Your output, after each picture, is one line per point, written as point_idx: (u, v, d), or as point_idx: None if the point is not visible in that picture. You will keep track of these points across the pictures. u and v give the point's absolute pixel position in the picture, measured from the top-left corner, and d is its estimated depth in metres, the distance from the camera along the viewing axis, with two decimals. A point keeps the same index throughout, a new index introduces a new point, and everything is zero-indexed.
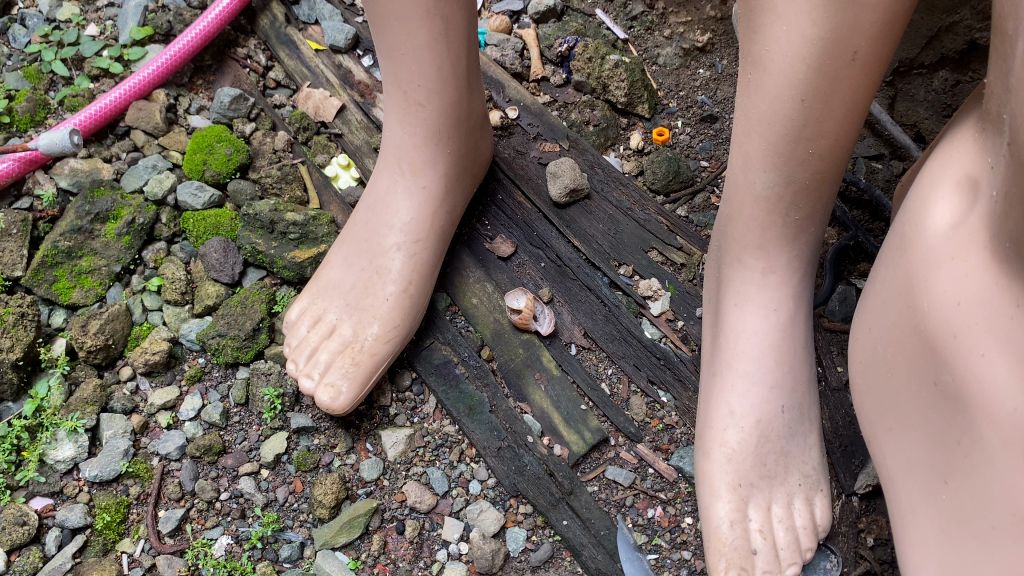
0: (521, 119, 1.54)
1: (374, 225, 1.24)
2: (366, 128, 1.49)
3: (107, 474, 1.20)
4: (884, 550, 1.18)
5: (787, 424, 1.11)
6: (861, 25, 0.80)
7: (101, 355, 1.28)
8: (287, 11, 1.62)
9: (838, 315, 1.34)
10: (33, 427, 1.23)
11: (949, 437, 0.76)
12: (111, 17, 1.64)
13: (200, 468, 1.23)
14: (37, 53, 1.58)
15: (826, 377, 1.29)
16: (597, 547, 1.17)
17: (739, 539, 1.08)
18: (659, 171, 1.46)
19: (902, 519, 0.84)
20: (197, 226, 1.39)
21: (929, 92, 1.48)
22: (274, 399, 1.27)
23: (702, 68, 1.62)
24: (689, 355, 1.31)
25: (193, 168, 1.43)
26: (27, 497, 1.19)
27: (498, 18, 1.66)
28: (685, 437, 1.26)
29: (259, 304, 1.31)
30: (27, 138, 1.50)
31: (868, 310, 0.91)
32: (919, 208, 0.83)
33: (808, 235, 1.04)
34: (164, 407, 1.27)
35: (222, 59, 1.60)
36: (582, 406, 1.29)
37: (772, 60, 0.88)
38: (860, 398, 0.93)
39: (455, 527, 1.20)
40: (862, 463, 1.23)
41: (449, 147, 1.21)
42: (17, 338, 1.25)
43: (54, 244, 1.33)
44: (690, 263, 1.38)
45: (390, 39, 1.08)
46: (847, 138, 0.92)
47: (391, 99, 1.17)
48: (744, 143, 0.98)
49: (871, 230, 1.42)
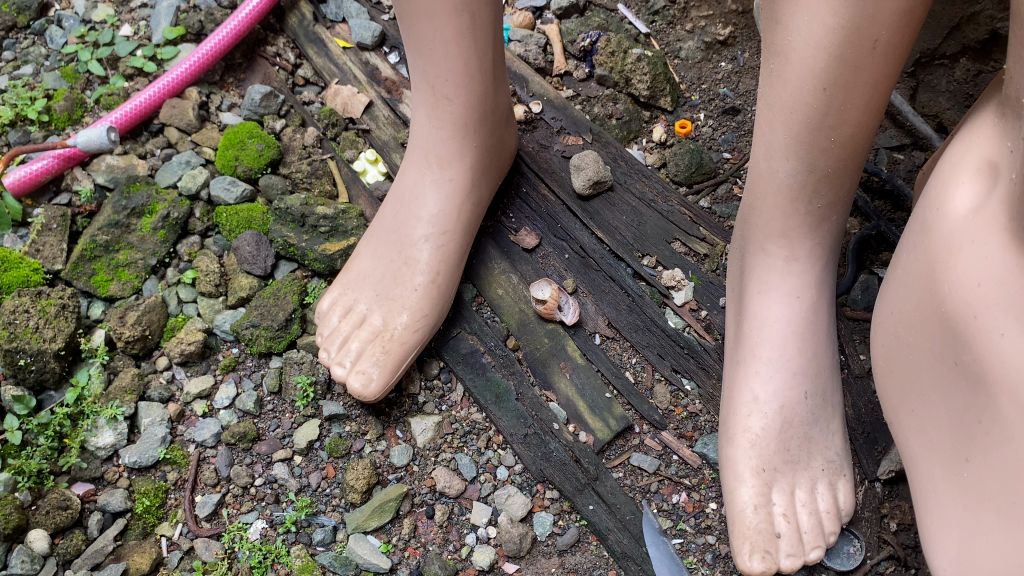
0: (545, 113, 1.56)
1: (402, 217, 1.27)
2: (393, 124, 1.52)
3: (146, 460, 1.24)
4: (907, 535, 1.19)
5: (810, 410, 1.13)
6: (881, 15, 0.81)
7: (138, 346, 1.32)
8: (315, 9, 1.65)
9: (861, 304, 1.36)
10: (74, 414, 1.28)
11: (970, 416, 0.78)
12: (144, 17, 1.68)
13: (235, 455, 1.26)
14: (73, 54, 1.63)
15: (849, 365, 1.30)
16: (623, 531, 1.19)
17: (763, 522, 1.10)
18: (682, 163, 1.49)
19: (925, 499, 0.86)
20: (230, 220, 1.42)
21: (950, 82, 1.48)
22: (306, 387, 1.30)
23: (724, 61, 1.64)
24: (713, 344, 1.33)
25: (225, 164, 1.47)
26: (69, 483, 1.23)
27: (521, 15, 1.69)
28: (709, 424, 1.28)
29: (291, 296, 1.34)
30: (65, 136, 1.54)
31: (891, 295, 0.92)
32: (942, 194, 0.85)
33: (830, 222, 1.05)
34: (199, 395, 1.31)
35: (252, 57, 1.63)
36: (607, 394, 1.31)
37: (793, 50, 0.89)
38: (883, 382, 0.94)
39: (483, 512, 1.22)
40: (885, 449, 1.24)
41: (476, 140, 1.23)
42: (58, 328, 1.29)
43: (92, 239, 1.38)
44: (713, 254, 1.40)
45: (418, 34, 1.10)
46: (868, 126, 0.93)
47: (420, 93, 1.20)
48: (766, 132, 1.00)
49: (893, 220, 1.43)
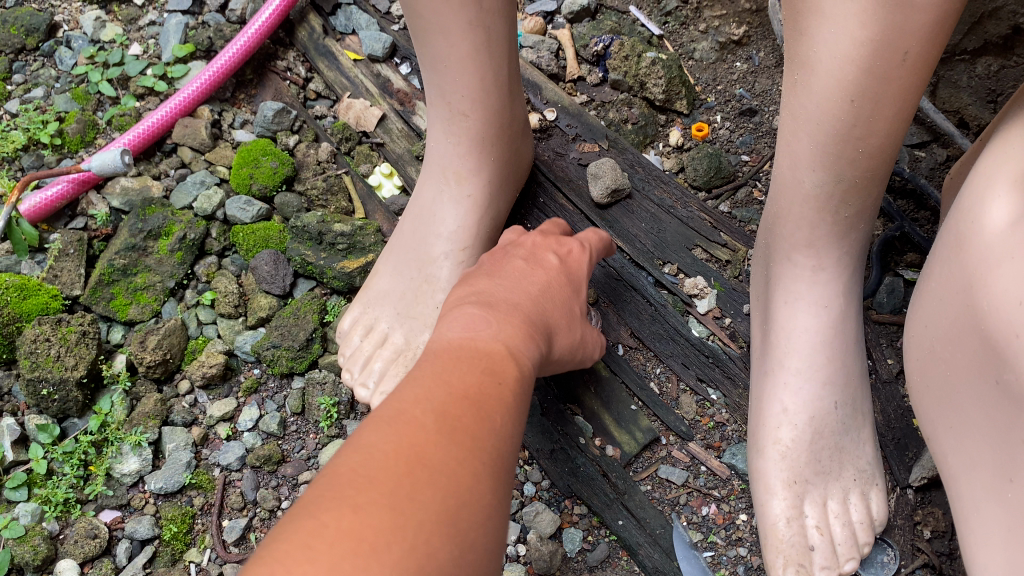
0: (559, 121, 1.54)
1: (421, 234, 1.25)
2: (407, 137, 1.50)
3: (172, 486, 1.23)
4: (942, 543, 1.17)
5: (841, 420, 1.11)
6: (911, 26, 0.80)
7: (160, 369, 1.31)
8: (324, 22, 1.64)
9: (887, 306, 1.34)
10: (98, 442, 1.27)
11: (1012, 435, 0.76)
12: (153, 35, 1.67)
13: (261, 478, 1.26)
14: (84, 75, 1.62)
15: (877, 370, 1.28)
16: (653, 546, 1.19)
17: (795, 535, 1.09)
18: (700, 167, 1.47)
19: (967, 517, 0.84)
20: (247, 239, 1.42)
21: (971, 78, 1.46)
22: (330, 408, 1.29)
23: (739, 61, 1.62)
24: (738, 352, 1.31)
25: (240, 182, 1.46)
26: (96, 511, 1.23)
27: (533, 20, 1.67)
28: (737, 434, 1.26)
29: (311, 314, 1.34)
30: (79, 158, 1.54)
31: (925, 308, 0.91)
32: (978, 205, 0.83)
33: (858, 231, 1.03)
34: (223, 418, 1.30)
35: (262, 72, 1.62)
36: (632, 406, 1.30)
37: (820, 62, 0.88)
38: (919, 396, 0.93)
39: (512, 529, 1.21)
40: (917, 455, 1.22)
41: (493, 155, 1.22)
42: (80, 356, 1.29)
43: (110, 263, 1.37)
44: (736, 259, 1.38)
45: (435, 53, 1.09)
46: (897, 136, 0.92)
47: (436, 110, 1.18)
48: (792, 143, 0.98)
49: (916, 220, 1.41)
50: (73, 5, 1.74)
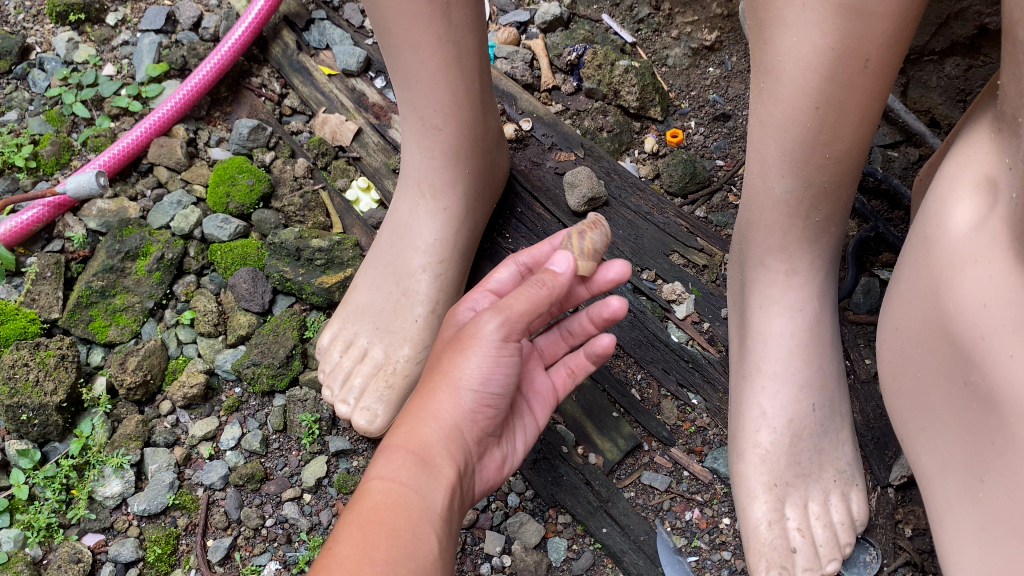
0: (535, 130, 1.55)
1: (398, 248, 1.25)
2: (384, 150, 1.51)
3: (155, 507, 1.23)
4: (923, 540, 1.18)
5: (819, 421, 1.12)
6: (871, 34, 0.81)
7: (141, 391, 1.31)
8: (298, 38, 1.65)
9: (863, 306, 1.35)
10: (80, 465, 1.27)
11: (982, 436, 0.77)
12: (127, 55, 1.68)
13: (244, 496, 1.25)
14: (57, 96, 1.62)
15: (855, 370, 1.30)
16: (638, 552, 1.19)
17: (777, 538, 1.09)
18: (675, 173, 1.48)
19: (941, 517, 0.85)
20: (224, 257, 1.42)
21: (941, 78, 1.48)
22: (312, 424, 1.29)
23: (712, 66, 1.63)
24: (717, 356, 1.32)
25: (217, 201, 1.46)
26: (79, 534, 1.22)
27: (506, 31, 1.68)
28: (718, 438, 1.27)
29: (290, 331, 1.34)
30: (54, 181, 1.54)
31: (895, 310, 0.91)
32: (941, 208, 0.84)
33: (829, 234, 1.04)
34: (205, 438, 1.30)
35: (237, 89, 1.63)
36: (614, 413, 1.30)
37: (785, 70, 0.88)
38: (892, 398, 0.94)
39: (497, 541, 1.21)
40: (895, 454, 1.23)
41: (467, 167, 1.23)
42: (59, 380, 1.28)
43: (88, 285, 1.37)
44: (713, 264, 1.39)
45: (405, 68, 1.09)
46: (863, 140, 0.93)
47: (409, 124, 1.19)
48: (761, 150, 0.99)
49: (890, 220, 1.43)
50: (45, 27, 1.73)
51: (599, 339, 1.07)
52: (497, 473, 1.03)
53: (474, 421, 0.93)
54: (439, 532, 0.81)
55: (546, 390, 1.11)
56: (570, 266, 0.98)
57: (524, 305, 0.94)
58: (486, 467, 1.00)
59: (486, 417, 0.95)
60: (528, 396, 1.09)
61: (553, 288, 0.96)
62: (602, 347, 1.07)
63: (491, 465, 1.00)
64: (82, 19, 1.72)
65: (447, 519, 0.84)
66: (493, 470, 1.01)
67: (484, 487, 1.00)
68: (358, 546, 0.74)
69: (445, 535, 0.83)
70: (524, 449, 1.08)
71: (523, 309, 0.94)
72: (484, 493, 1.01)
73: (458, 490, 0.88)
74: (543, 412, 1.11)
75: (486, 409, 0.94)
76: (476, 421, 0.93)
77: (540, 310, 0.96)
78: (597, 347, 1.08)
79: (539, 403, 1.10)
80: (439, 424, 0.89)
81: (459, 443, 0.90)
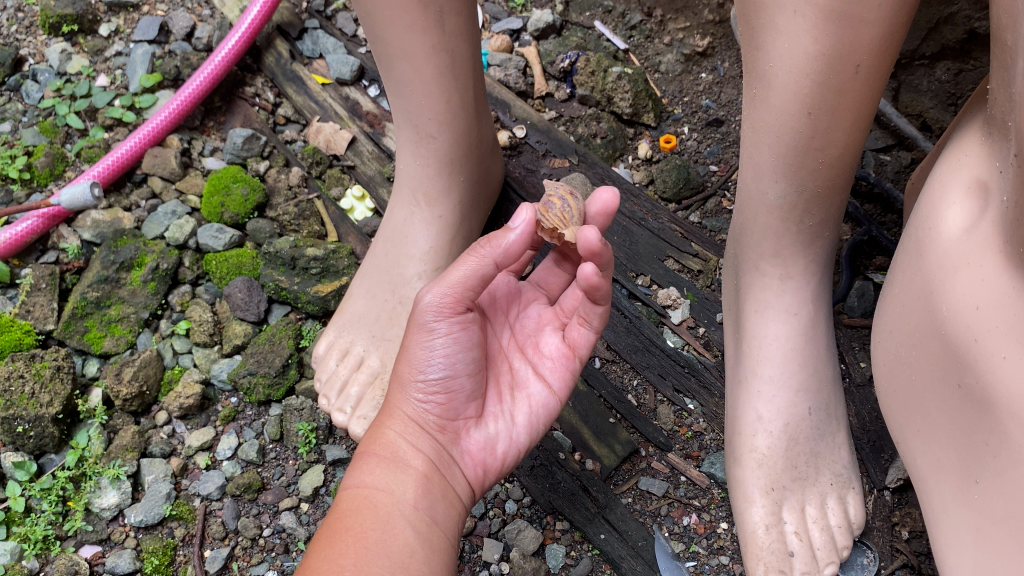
0: (529, 137, 1.55)
1: (394, 256, 1.25)
2: (378, 158, 1.51)
3: (152, 518, 1.23)
4: (920, 542, 1.18)
5: (815, 425, 1.12)
6: (861, 40, 0.81)
7: (137, 402, 1.31)
8: (291, 47, 1.65)
9: (858, 310, 1.36)
10: (76, 477, 1.26)
11: (976, 437, 0.77)
12: (120, 66, 1.68)
13: (242, 506, 1.25)
14: (51, 108, 1.63)
15: (850, 373, 1.30)
16: (636, 558, 1.19)
17: (775, 542, 1.09)
18: (669, 179, 1.48)
19: (937, 518, 0.85)
20: (219, 268, 1.42)
21: (932, 82, 1.49)
22: (309, 433, 1.29)
23: (704, 72, 1.64)
24: (712, 360, 1.33)
25: (211, 211, 1.46)
26: (76, 546, 1.22)
27: (499, 38, 1.69)
28: (715, 443, 1.27)
29: (286, 340, 1.34)
30: (48, 192, 1.54)
31: (889, 313, 0.92)
32: (934, 211, 0.84)
33: (823, 239, 1.05)
34: (201, 448, 1.30)
35: (231, 99, 1.63)
36: (611, 419, 1.31)
37: (777, 76, 0.89)
38: (886, 401, 0.94)
39: (495, 548, 1.21)
40: (891, 457, 1.24)
41: (462, 175, 1.23)
42: (55, 392, 1.28)
43: (83, 296, 1.37)
44: (708, 269, 1.39)
45: (399, 77, 1.10)
46: (855, 145, 0.93)
47: (404, 133, 1.19)
48: (754, 155, 0.99)
49: (884, 224, 1.43)
50: (38, 38, 1.73)
51: (580, 270, 0.91)
52: (496, 453, 0.97)
53: (433, 408, 0.92)
54: (412, 524, 0.83)
55: (558, 353, 1.02)
56: (526, 224, 0.87)
57: (456, 276, 0.89)
58: (474, 449, 0.96)
59: (449, 401, 0.93)
60: (533, 362, 1.02)
61: (494, 250, 0.88)
62: (587, 276, 0.91)
63: (480, 447, 0.96)
64: (74, 29, 1.71)
65: (422, 512, 0.85)
66: (484, 450, 0.96)
67: (480, 472, 0.96)
68: (327, 555, 0.78)
69: (422, 527, 0.84)
70: (529, 427, 0.99)
71: (455, 281, 0.89)
72: (482, 476, 0.96)
73: (433, 481, 0.88)
74: (556, 382, 1.01)
75: (445, 392, 0.92)
76: (436, 408, 0.92)
77: (480, 275, 0.89)
78: (585, 278, 0.92)
79: (551, 366, 1.02)
80: (395, 424, 0.91)
81: (421, 435, 0.91)
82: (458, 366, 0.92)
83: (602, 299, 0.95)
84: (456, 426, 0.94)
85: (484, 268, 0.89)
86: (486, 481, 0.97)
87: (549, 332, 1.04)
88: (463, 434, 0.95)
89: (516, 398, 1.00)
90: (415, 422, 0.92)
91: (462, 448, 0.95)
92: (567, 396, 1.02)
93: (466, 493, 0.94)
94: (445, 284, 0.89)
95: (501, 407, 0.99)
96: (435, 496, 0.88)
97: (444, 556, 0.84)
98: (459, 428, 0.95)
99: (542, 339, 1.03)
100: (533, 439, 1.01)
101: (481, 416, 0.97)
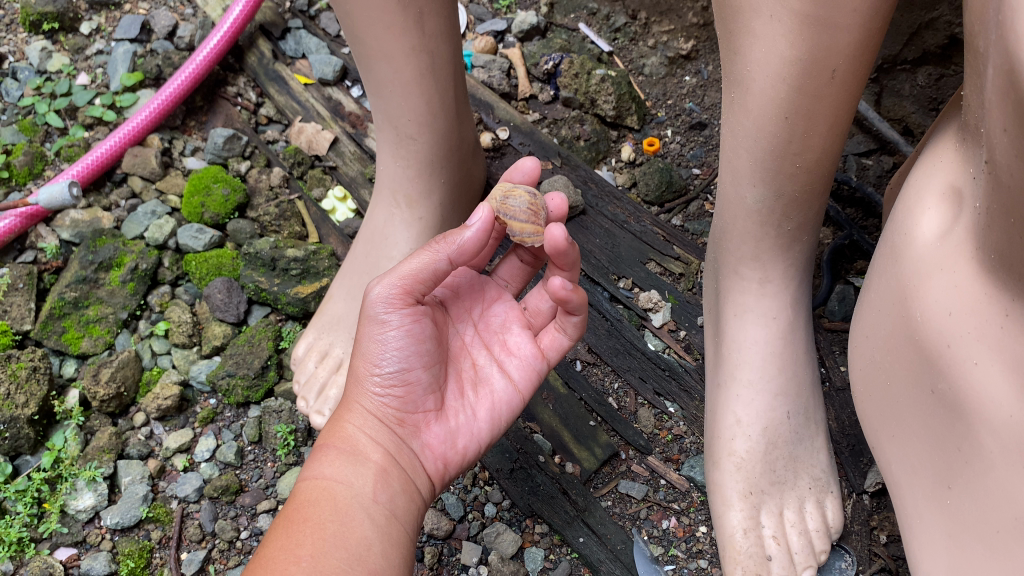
0: (512, 139, 1.55)
1: (373, 258, 1.25)
2: (360, 159, 1.51)
3: (128, 520, 1.22)
4: (898, 546, 1.17)
5: (793, 429, 1.11)
6: (837, 46, 0.81)
7: (114, 403, 1.31)
8: (273, 47, 1.66)
9: (838, 314, 1.36)
10: (52, 478, 1.25)
11: (949, 442, 0.77)
12: (101, 64, 1.68)
13: (219, 508, 1.24)
14: (30, 106, 1.63)
15: (830, 378, 1.30)
16: (615, 562, 1.18)
17: (753, 546, 1.07)
18: (652, 182, 1.49)
19: (912, 524, 0.85)
20: (199, 268, 1.41)
21: (914, 87, 1.51)
22: (287, 435, 1.28)
23: (688, 75, 1.65)
24: (693, 363, 1.33)
25: (191, 211, 1.46)
26: (51, 549, 1.21)
27: (483, 39, 1.69)
28: (695, 446, 1.27)
29: (266, 342, 1.33)
30: (27, 191, 1.54)
31: (866, 317, 0.92)
32: (909, 217, 0.84)
33: (801, 242, 1.05)
34: (179, 450, 1.29)
35: (212, 99, 1.63)
36: (591, 422, 1.30)
37: (754, 80, 0.88)
38: (862, 406, 0.94)
39: (473, 551, 1.21)
40: (870, 461, 1.24)
41: (443, 177, 1.22)
42: (31, 392, 1.28)
43: (61, 296, 1.37)
44: (689, 272, 1.40)
45: (379, 78, 1.09)
46: (832, 150, 0.93)
47: (384, 134, 1.18)
48: (731, 159, 0.99)
49: (865, 227, 1.44)
50: (19, 35, 1.73)
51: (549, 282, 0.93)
52: (456, 447, 0.97)
53: (391, 401, 0.91)
54: (372, 519, 0.82)
55: (523, 354, 1.02)
56: (482, 220, 0.89)
57: (409, 268, 0.89)
58: (434, 442, 0.95)
59: (408, 395, 0.92)
60: (498, 361, 1.02)
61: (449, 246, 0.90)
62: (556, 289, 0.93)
63: (440, 442, 0.95)
64: (55, 27, 1.71)
65: (381, 505, 0.84)
66: (445, 444, 0.95)
67: (441, 466, 0.95)
68: (283, 545, 0.77)
69: (380, 521, 0.83)
70: (490, 423, 0.99)
71: (406, 273, 0.90)
72: (443, 470, 0.96)
73: (391, 475, 0.87)
74: (521, 380, 1.02)
75: (403, 386, 0.91)
76: (394, 401, 0.91)
77: (433, 268, 0.90)
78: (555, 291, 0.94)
79: (514, 365, 1.01)
80: (354, 418, 0.90)
81: (379, 429, 0.90)
82: (414, 360, 0.91)
83: (576, 309, 0.98)
84: (416, 420, 0.93)
85: (436, 264, 0.90)
86: (446, 474, 0.96)
87: (515, 329, 1.03)
88: (423, 428, 0.94)
89: (479, 394, 0.99)
90: (374, 416, 0.91)
91: (422, 442, 0.94)
92: (529, 393, 1.03)
93: (427, 487, 0.93)
94: (395, 276, 0.90)
95: (463, 402, 0.98)
96: (395, 490, 0.87)
97: (403, 549, 0.83)
98: (420, 421, 0.94)
99: (506, 338, 1.03)
100: (493, 434, 1.00)
101: (442, 410, 0.96)
